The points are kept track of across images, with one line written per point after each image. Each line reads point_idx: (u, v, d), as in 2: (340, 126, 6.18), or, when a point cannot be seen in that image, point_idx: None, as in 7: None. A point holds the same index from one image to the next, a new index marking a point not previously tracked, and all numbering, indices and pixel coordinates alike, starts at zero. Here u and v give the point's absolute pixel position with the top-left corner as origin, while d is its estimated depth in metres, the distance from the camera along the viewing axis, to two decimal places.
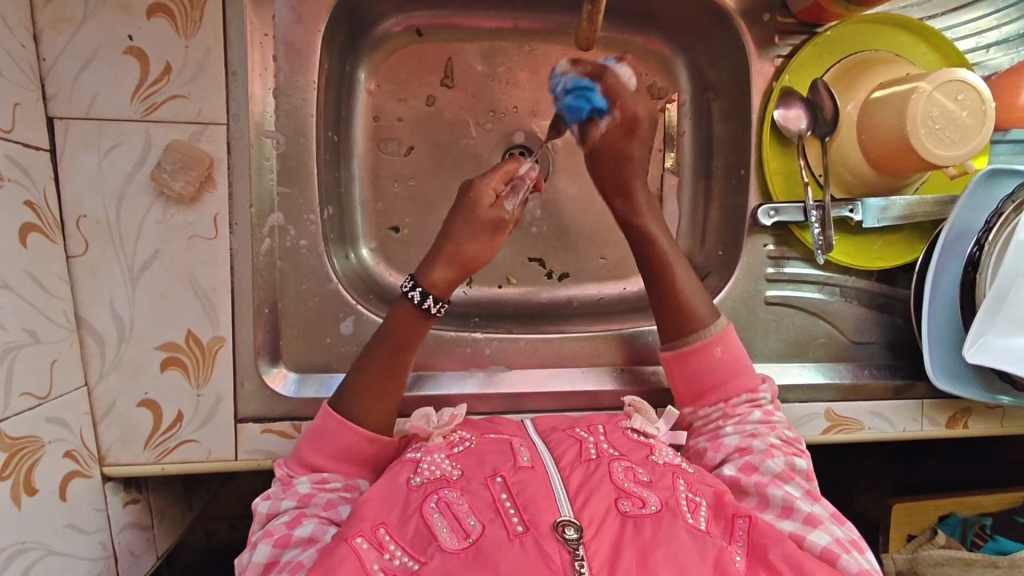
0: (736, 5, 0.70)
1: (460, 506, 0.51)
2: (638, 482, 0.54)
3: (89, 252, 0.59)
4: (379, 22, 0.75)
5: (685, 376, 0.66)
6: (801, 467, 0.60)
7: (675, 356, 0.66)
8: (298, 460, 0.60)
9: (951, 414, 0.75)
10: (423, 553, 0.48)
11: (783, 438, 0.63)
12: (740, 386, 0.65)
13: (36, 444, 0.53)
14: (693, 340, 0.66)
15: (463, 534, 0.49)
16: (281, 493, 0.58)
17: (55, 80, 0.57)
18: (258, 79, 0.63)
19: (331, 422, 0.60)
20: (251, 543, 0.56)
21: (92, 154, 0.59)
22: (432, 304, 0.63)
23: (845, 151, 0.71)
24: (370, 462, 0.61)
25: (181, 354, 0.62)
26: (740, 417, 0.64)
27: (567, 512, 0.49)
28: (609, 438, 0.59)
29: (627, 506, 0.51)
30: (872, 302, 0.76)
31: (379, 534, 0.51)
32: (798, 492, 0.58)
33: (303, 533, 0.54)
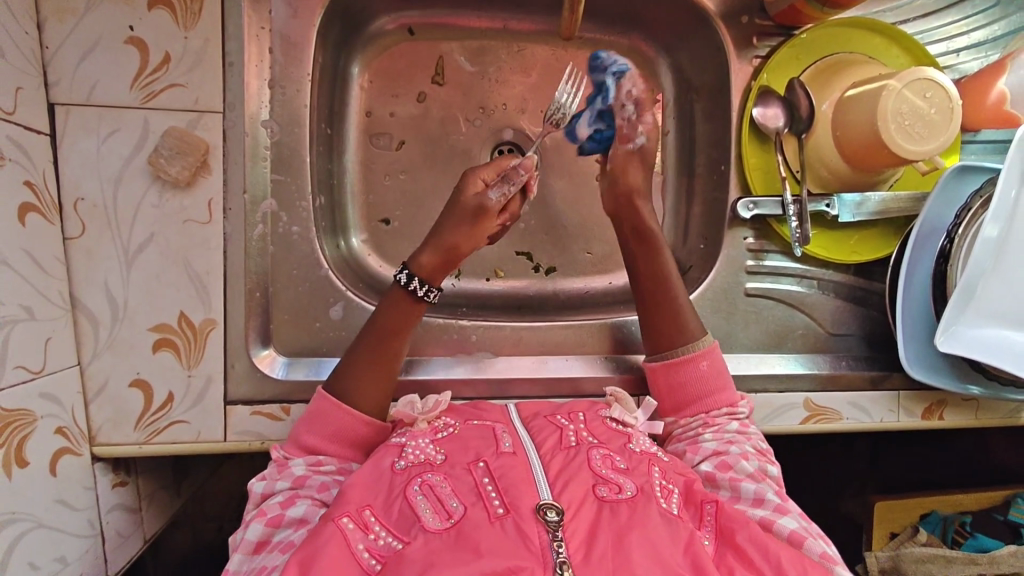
0: (716, 8, 0.73)
1: (442, 489, 0.52)
2: (616, 468, 0.56)
3: (86, 235, 0.61)
4: (372, 20, 0.77)
5: (670, 387, 0.68)
6: (773, 474, 0.62)
7: (660, 367, 0.68)
8: (296, 443, 0.61)
9: (927, 406, 0.76)
10: (407, 533, 0.49)
11: (758, 447, 0.64)
12: (701, 365, 0.67)
13: (28, 417, 0.54)
14: (679, 353, 0.68)
15: (445, 515, 0.50)
16: (276, 475, 0.59)
17: (57, 67, 0.59)
18: (255, 71, 0.66)
19: (326, 405, 0.62)
20: (245, 523, 0.56)
21: (91, 140, 0.60)
22: (418, 286, 0.65)
23: (821, 148, 0.73)
24: (363, 446, 0.62)
25: (174, 335, 0.63)
26: (718, 426, 0.65)
27: (547, 496, 0.50)
28: (588, 425, 0.61)
29: (604, 491, 0.52)
30: (848, 295, 0.78)
31: (365, 515, 0.52)
32: (770, 488, 0.59)
33: (296, 514, 0.55)
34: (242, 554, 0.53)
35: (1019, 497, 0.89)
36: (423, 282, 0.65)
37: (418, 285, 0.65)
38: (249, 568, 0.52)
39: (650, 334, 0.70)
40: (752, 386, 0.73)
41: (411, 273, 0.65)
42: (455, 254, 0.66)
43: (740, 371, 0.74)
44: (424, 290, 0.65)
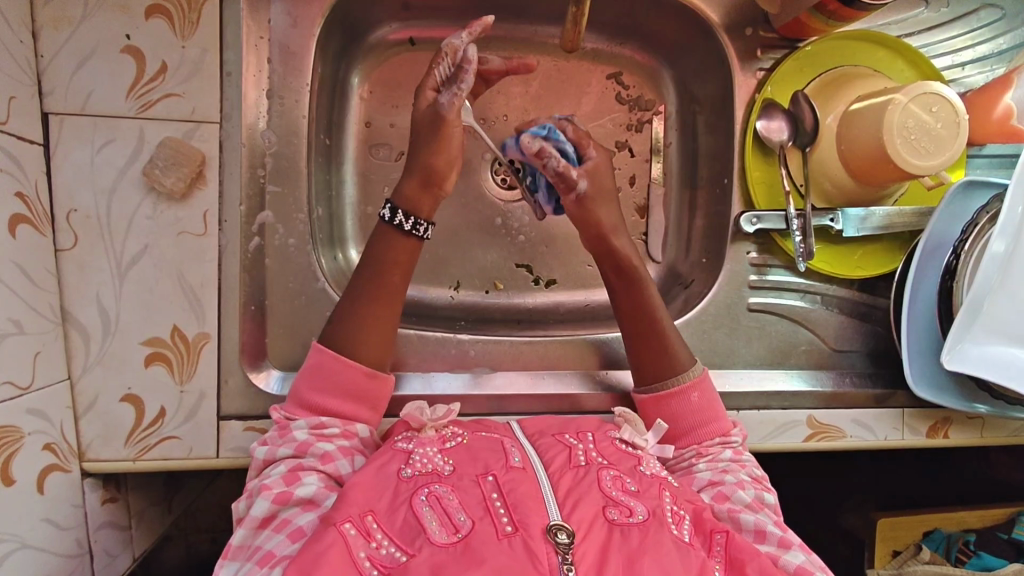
0: (719, 20, 0.72)
1: (449, 501, 0.51)
2: (626, 490, 0.54)
3: (79, 246, 0.60)
4: (374, 29, 0.77)
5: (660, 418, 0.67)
6: (770, 502, 0.60)
7: (649, 399, 0.67)
8: (298, 402, 0.60)
9: (932, 424, 0.75)
10: (411, 544, 0.49)
11: (753, 474, 0.63)
12: (691, 391, 0.66)
13: (16, 434, 0.52)
14: (670, 383, 0.67)
15: (452, 528, 0.49)
16: (278, 439, 0.58)
17: (52, 76, 0.58)
18: (252, 81, 0.65)
19: (325, 359, 0.61)
20: (248, 491, 0.56)
21: (85, 151, 0.60)
22: (402, 219, 0.65)
23: (825, 162, 0.72)
24: (365, 400, 0.62)
25: (167, 349, 0.62)
26: (712, 455, 0.64)
27: (556, 516, 0.50)
28: (597, 445, 0.59)
29: (614, 513, 0.51)
30: (852, 310, 0.77)
31: (367, 521, 0.51)
32: (769, 520, 0.57)
33: (304, 494, 0.54)
34: (247, 529, 0.53)
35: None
36: (421, 221, 0.66)
37: (403, 218, 0.65)
38: (254, 544, 0.52)
39: (638, 367, 0.69)
40: (754, 403, 0.72)
41: (408, 214, 0.65)
42: (431, 173, 0.65)
43: (743, 387, 0.72)
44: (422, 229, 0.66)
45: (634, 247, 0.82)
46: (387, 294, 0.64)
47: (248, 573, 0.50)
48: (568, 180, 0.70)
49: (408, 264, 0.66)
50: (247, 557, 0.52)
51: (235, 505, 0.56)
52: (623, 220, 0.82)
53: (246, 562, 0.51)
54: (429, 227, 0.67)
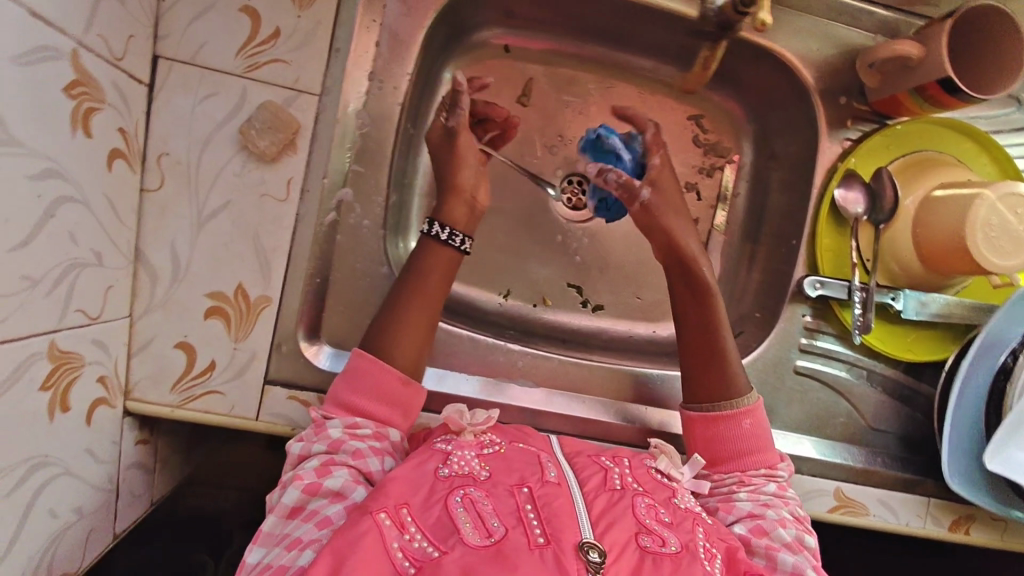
0: (816, 84, 0.73)
1: (483, 506, 0.52)
2: (660, 520, 0.54)
3: (163, 190, 0.61)
4: (474, 31, 0.78)
5: (707, 440, 0.66)
6: (810, 545, 0.60)
7: (697, 417, 0.67)
8: (335, 402, 0.61)
9: (955, 518, 0.75)
10: (444, 542, 0.48)
11: (794, 513, 0.63)
12: (744, 417, 0.66)
13: (79, 362, 0.52)
14: (723, 406, 0.66)
15: (485, 532, 0.49)
16: (313, 435, 0.59)
17: (169, 22, 0.60)
18: (358, 62, 0.66)
19: (364, 361, 0.62)
20: (282, 483, 0.57)
21: (188, 99, 0.61)
22: (439, 231, 0.68)
23: (897, 243, 0.73)
24: (399, 406, 0.62)
25: (228, 305, 0.63)
26: (754, 487, 0.63)
27: (589, 535, 0.50)
28: (633, 472, 0.60)
29: (646, 541, 0.51)
30: (894, 391, 0.77)
31: (402, 513, 0.51)
32: (808, 563, 0.57)
33: (333, 486, 0.55)
34: (277, 515, 0.54)
35: None
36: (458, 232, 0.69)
37: (441, 230, 0.68)
38: (282, 532, 0.53)
39: (693, 386, 0.68)
40: None
41: (445, 225, 0.68)
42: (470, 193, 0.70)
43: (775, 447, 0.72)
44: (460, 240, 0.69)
45: None
46: (426, 298, 0.66)
47: (277, 557, 0.50)
48: (630, 189, 0.69)
49: (450, 276, 0.68)
50: (273, 544, 0.52)
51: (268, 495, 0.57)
52: None
53: (273, 549, 0.52)
54: (466, 239, 0.70)
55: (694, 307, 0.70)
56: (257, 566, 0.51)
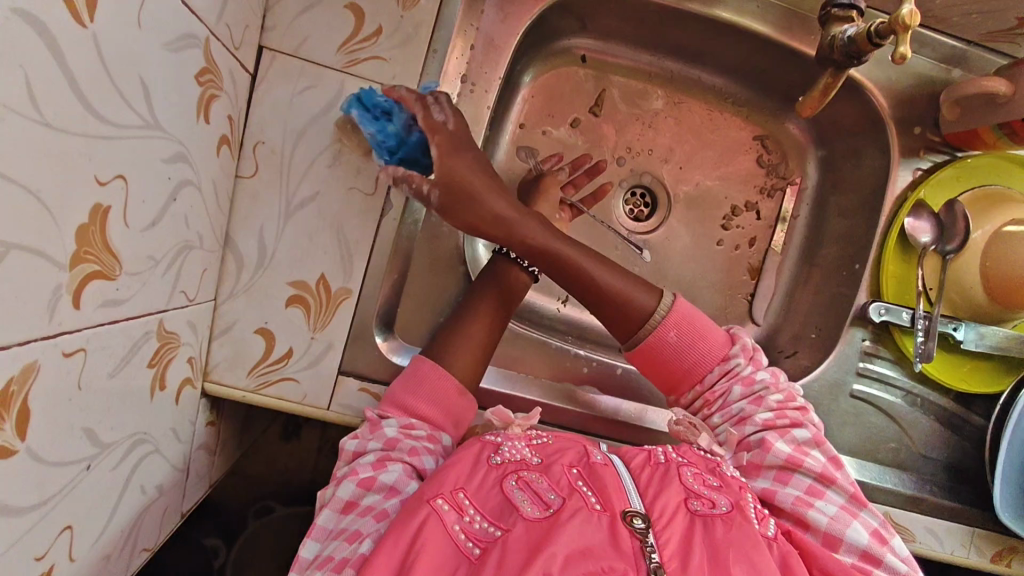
0: (893, 114, 0.74)
1: (539, 484, 0.52)
2: (708, 485, 0.55)
3: (257, 178, 0.62)
4: (555, 41, 0.79)
5: (654, 370, 0.66)
6: (805, 437, 0.61)
7: (635, 353, 0.66)
8: (392, 402, 0.62)
9: (998, 550, 0.75)
10: (505, 520, 0.49)
11: (773, 407, 0.63)
12: (665, 332, 0.64)
13: (175, 343, 0.53)
14: (642, 333, 0.65)
15: (544, 506, 0.50)
16: (369, 434, 0.60)
17: (277, 14, 0.61)
18: (452, 64, 0.67)
19: (425, 368, 0.63)
20: (337, 478, 0.58)
21: (287, 91, 0.62)
22: (509, 249, 0.72)
23: (963, 274, 0.73)
24: (450, 415, 0.63)
25: (309, 295, 0.63)
26: (721, 401, 0.64)
27: (637, 506, 0.51)
28: (675, 448, 0.60)
29: (697, 505, 0.52)
30: (946, 420, 0.78)
31: (458, 497, 0.52)
32: (809, 480, 0.58)
33: (388, 480, 0.56)
34: (333, 510, 0.55)
35: None
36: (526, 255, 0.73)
37: (511, 249, 0.72)
38: (340, 527, 0.53)
39: (615, 326, 0.66)
40: None
41: (514, 247, 0.72)
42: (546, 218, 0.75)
43: None
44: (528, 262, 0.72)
45: (738, 304, 0.84)
46: (492, 314, 0.68)
47: (337, 549, 0.51)
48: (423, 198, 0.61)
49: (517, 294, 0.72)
50: (332, 537, 0.53)
51: (321, 492, 0.58)
52: (737, 277, 0.84)
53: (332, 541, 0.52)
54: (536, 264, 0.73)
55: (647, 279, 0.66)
56: (312, 561, 0.52)
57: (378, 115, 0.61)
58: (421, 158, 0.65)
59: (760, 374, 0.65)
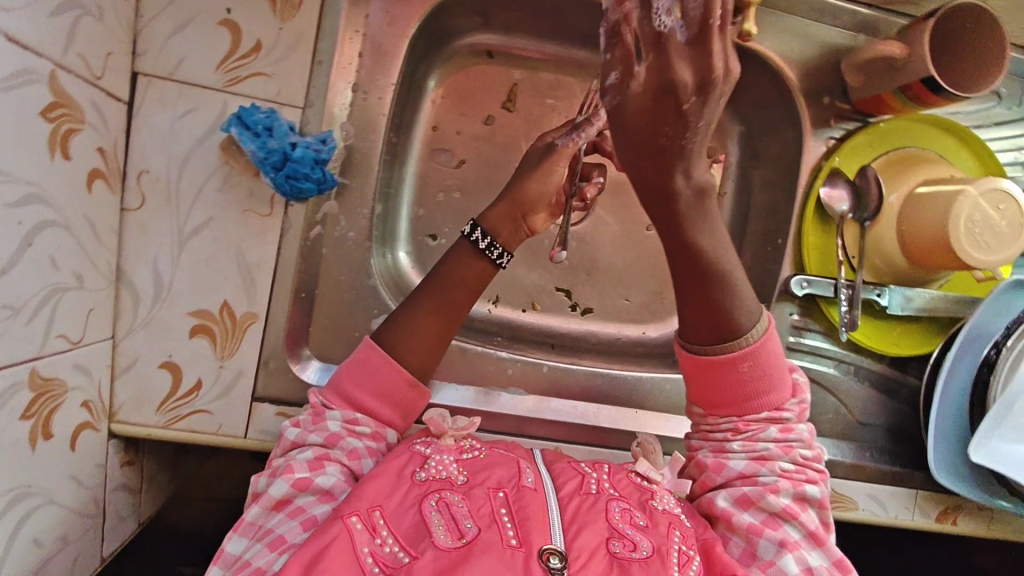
0: (800, 85, 0.73)
1: (458, 508, 0.51)
2: (634, 524, 0.53)
3: (144, 208, 0.60)
4: (458, 37, 0.77)
5: (697, 380, 0.57)
6: (812, 496, 0.56)
7: (704, 367, 0.56)
8: (337, 391, 0.59)
9: (942, 509, 0.75)
10: (415, 547, 0.48)
11: (797, 460, 0.57)
12: (753, 358, 0.55)
13: (60, 389, 0.52)
14: (722, 349, 0.55)
15: (457, 535, 0.49)
16: (310, 424, 0.58)
17: (147, 37, 0.58)
18: (342, 72, 0.64)
19: (374, 356, 0.59)
20: (271, 469, 0.56)
21: (167, 115, 0.59)
22: (479, 238, 0.64)
23: (881, 239, 0.73)
24: (400, 407, 0.59)
25: (213, 323, 0.62)
26: (751, 434, 0.57)
27: (559, 541, 0.50)
28: (612, 478, 0.59)
29: (617, 546, 0.50)
30: (881, 385, 0.78)
31: (374, 517, 0.50)
32: (799, 535, 0.55)
33: (322, 484, 0.54)
34: (262, 507, 0.53)
35: None
36: (499, 245, 0.64)
37: (481, 237, 0.64)
38: (265, 526, 0.52)
39: (688, 322, 0.55)
40: None
41: (487, 234, 0.64)
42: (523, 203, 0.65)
43: None
44: (499, 254, 0.64)
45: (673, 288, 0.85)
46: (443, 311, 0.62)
47: (257, 554, 0.50)
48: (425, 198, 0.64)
49: (473, 289, 0.64)
50: (255, 537, 0.52)
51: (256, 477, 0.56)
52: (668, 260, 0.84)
53: (255, 542, 0.51)
54: (506, 253, 0.65)
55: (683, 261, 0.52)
56: (238, 557, 0.51)
57: (260, 132, 0.59)
58: (311, 173, 0.61)
59: (802, 423, 0.59)
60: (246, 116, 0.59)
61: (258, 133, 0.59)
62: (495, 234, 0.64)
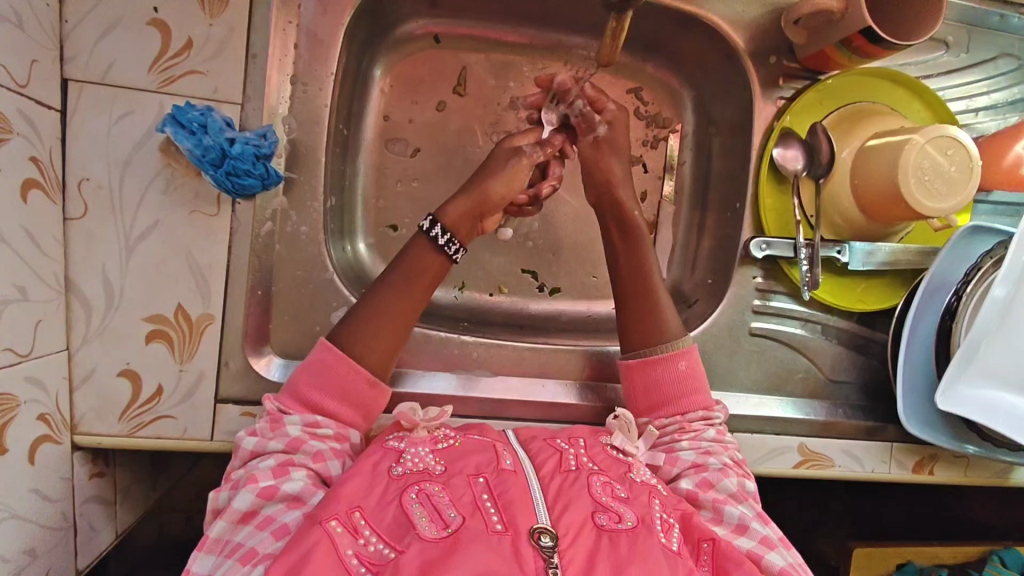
0: (744, 46, 0.73)
1: (439, 499, 0.50)
2: (615, 496, 0.53)
3: (88, 216, 0.59)
4: (399, 25, 0.77)
5: (642, 387, 0.66)
6: (751, 491, 0.61)
7: (643, 367, 0.66)
8: (294, 396, 0.58)
9: (919, 460, 0.76)
10: (400, 541, 0.47)
11: (733, 458, 0.63)
12: (684, 361, 0.65)
13: (11, 402, 0.51)
14: (659, 349, 0.66)
15: (441, 524, 0.48)
16: (268, 431, 0.56)
17: (74, 43, 0.58)
18: (279, 65, 0.64)
19: (329, 358, 0.59)
20: (231, 480, 0.54)
21: (103, 121, 0.59)
22: (438, 233, 0.64)
23: (837, 197, 0.73)
24: (359, 407, 0.59)
25: (169, 328, 0.61)
26: (695, 433, 0.63)
27: (544, 519, 0.48)
28: (589, 451, 0.58)
29: (603, 518, 0.50)
30: (850, 342, 0.78)
31: (355, 518, 0.49)
32: (752, 513, 0.58)
33: (292, 490, 0.52)
34: (227, 521, 0.51)
35: (996, 555, 0.88)
36: (456, 242, 0.65)
37: (439, 232, 0.65)
38: (233, 540, 0.50)
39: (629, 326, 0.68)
40: (748, 427, 0.73)
41: (446, 230, 0.65)
42: (484, 204, 0.67)
43: (737, 411, 0.73)
44: (454, 249, 0.65)
45: None
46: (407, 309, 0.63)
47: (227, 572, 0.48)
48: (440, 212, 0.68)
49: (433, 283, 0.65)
50: (223, 553, 0.50)
51: (214, 494, 0.54)
52: None
53: (224, 559, 0.49)
54: (462, 249, 0.66)
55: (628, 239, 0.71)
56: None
57: (195, 130, 0.58)
58: (252, 169, 0.60)
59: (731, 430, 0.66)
60: (180, 115, 0.58)
61: (195, 129, 0.58)
62: (455, 231, 0.65)
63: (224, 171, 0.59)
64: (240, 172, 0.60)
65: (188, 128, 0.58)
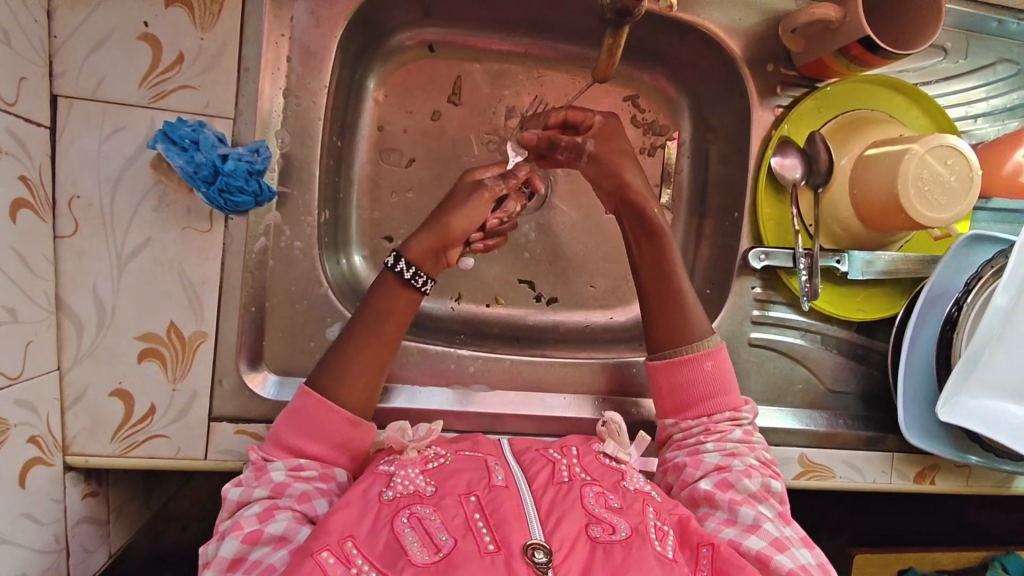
0: (742, 53, 0.72)
1: (431, 522, 0.49)
2: (608, 506, 0.52)
3: (78, 234, 0.58)
4: (392, 34, 0.76)
5: (668, 387, 0.65)
6: (777, 490, 0.60)
7: (666, 369, 0.65)
8: (277, 444, 0.57)
9: (919, 470, 0.76)
10: (392, 568, 0.46)
11: (761, 459, 0.62)
12: (710, 360, 0.64)
13: (2, 426, 0.51)
14: (682, 350, 0.64)
15: (433, 548, 0.47)
16: (254, 481, 0.55)
17: (63, 59, 0.57)
18: (271, 78, 0.63)
19: (309, 403, 0.58)
20: (218, 533, 0.53)
21: (93, 137, 0.58)
22: (404, 268, 0.63)
23: (836, 206, 0.73)
24: (344, 448, 0.58)
25: (161, 346, 0.60)
26: (720, 435, 0.62)
27: (538, 535, 0.48)
28: (581, 461, 0.58)
29: (597, 531, 0.49)
30: (850, 352, 0.78)
31: (346, 548, 0.48)
32: (771, 514, 0.57)
33: (275, 531, 0.51)
34: (215, 571, 0.50)
35: (998, 562, 0.87)
36: (422, 274, 0.63)
37: (407, 267, 0.63)
38: None
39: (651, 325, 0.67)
40: None
41: (411, 264, 0.63)
42: (448, 238, 0.64)
43: None
44: (423, 282, 0.63)
45: None
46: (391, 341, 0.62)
47: None
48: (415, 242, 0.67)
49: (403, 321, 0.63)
50: None
51: (201, 548, 0.53)
52: None
53: None
54: (430, 282, 0.64)
55: (648, 246, 0.68)
56: None
57: (187, 146, 0.58)
58: (246, 186, 0.60)
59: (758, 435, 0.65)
60: (170, 131, 0.58)
61: (186, 144, 0.58)
62: (420, 264, 0.63)
63: (217, 186, 0.58)
64: (233, 188, 0.59)
65: (179, 144, 0.58)
